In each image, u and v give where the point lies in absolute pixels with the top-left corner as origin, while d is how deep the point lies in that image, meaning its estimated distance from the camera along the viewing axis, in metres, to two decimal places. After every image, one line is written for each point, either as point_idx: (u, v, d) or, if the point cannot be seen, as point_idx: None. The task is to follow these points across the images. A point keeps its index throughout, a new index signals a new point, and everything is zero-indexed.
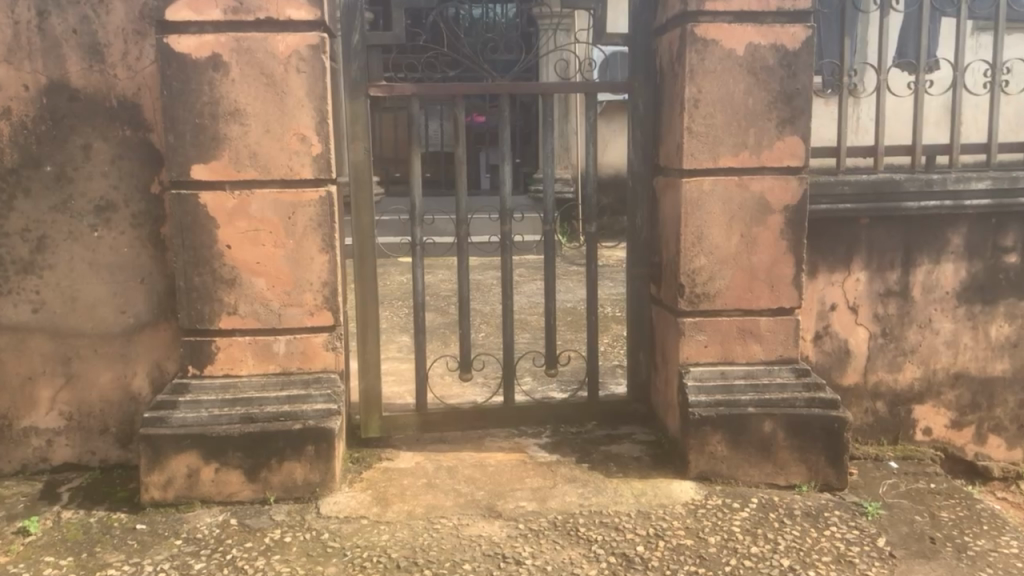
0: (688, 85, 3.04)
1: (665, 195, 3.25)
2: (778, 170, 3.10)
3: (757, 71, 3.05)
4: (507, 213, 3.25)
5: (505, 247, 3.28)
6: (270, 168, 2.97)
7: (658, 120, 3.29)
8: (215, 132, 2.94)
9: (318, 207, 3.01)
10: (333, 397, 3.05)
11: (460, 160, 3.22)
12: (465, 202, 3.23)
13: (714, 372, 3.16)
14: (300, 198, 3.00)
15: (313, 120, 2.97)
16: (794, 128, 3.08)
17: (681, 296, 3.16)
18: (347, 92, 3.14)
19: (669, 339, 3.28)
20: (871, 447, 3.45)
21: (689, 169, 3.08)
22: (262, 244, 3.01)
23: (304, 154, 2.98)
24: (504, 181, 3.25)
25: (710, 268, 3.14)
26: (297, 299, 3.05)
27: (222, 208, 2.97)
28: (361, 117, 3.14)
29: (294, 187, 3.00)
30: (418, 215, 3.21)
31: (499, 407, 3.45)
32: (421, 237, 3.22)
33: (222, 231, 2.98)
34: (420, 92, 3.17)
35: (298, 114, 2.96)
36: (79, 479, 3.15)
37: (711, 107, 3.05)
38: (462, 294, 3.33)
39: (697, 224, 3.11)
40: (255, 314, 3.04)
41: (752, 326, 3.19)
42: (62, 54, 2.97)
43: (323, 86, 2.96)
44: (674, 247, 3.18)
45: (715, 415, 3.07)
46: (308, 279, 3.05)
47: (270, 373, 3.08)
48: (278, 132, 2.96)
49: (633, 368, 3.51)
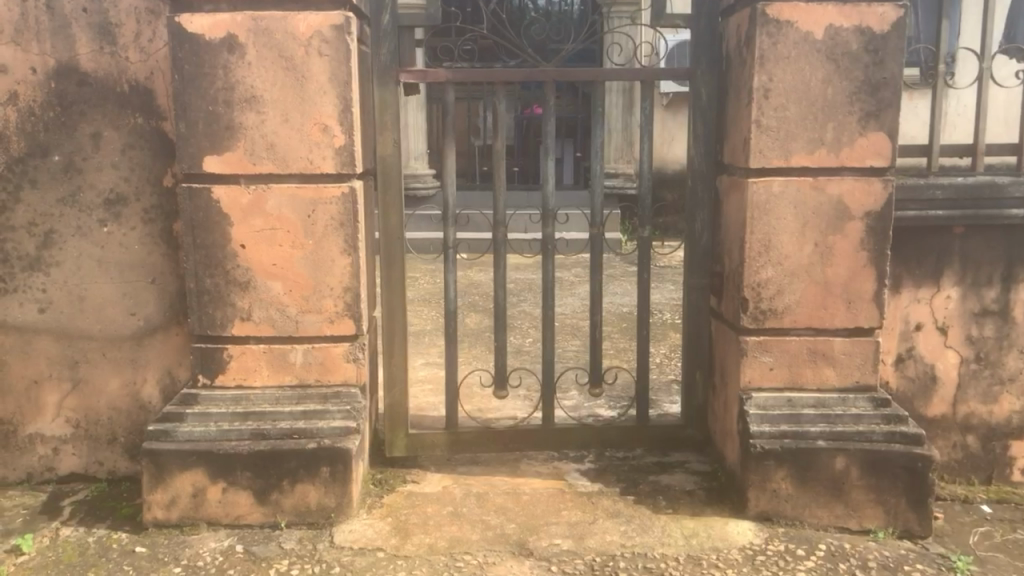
0: (757, 73, 2.67)
1: (729, 197, 2.89)
2: (860, 171, 2.72)
3: (839, 57, 2.66)
4: (550, 214, 2.93)
5: (546, 252, 2.96)
6: (289, 161, 2.70)
7: (724, 113, 2.92)
8: (230, 120, 2.68)
9: (341, 205, 2.74)
10: (352, 414, 2.77)
11: (498, 155, 2.91)
12: (502, 202, 2.91)
13: (779, 399, 2.80)
14: (320, 195, 2.73)
15: (336, 108, 2.69)
16: (881, 123, 2.68)
17: (744, 311, 2.80)
18: (377, 78, 2.85)
19: (730, 360, 2.92)
20: (959, 488, 3.03)
21: (756, 168, 2.72)
22: (279, 244, 2.75)
23: (326, 146, 2.70)
24: (548, 179, 2.92)
25: (778, 281, 2.77)
26: (315, 305, 2.78)
27: (236, 205, 2.72)
28: (390, 106, 2.85)
29: (315, 182, 2.73)
30: (452, 214, 2.91)
31: (539, 427, 3.11)
32: (454, 239, 2.92)
33: (235, 229, 2.73)
34: (456, 78, 2.87)
35: (320, 102, 2.69)
36: (86, 491, 2.94)
37: (784, 98, 2.68)
38: (498, 302, 3.02)
39: (764, 231, 2.75)
40: (270, 320, 2.78)
41: (825, 348, 2.81)
42: (70, 34, 2.74)
43: (347, 71, 2.68)
44: (738, 255, 2.83)
45: (779, 448, 2.71)
46: (328, 284, 2.78)
47: (286, 385, 2.82)
48: (298, 122, 2.69)
49: (688, 390, 3.15)
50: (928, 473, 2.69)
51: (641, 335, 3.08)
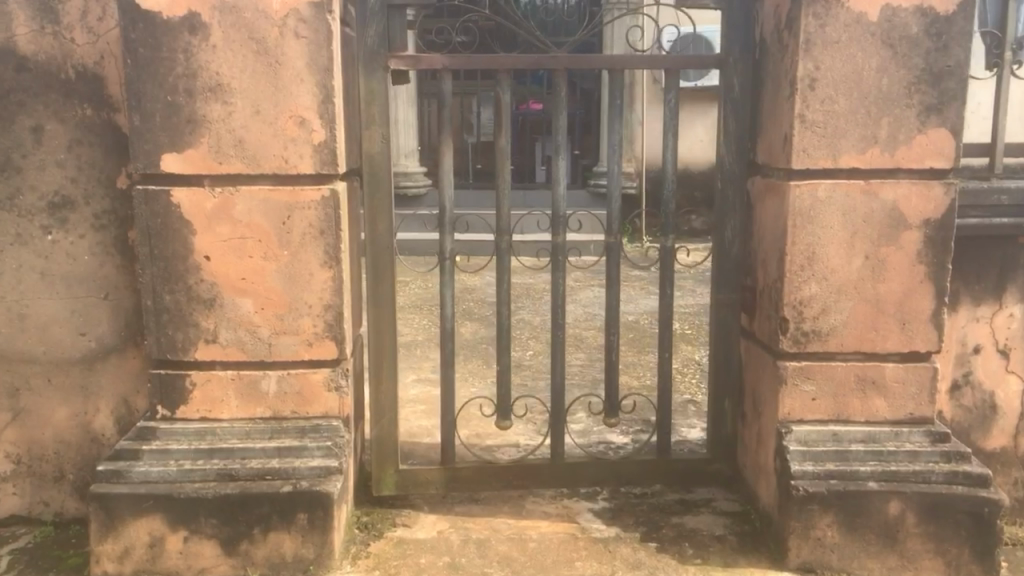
0: (801, 60, 2.32)
1: (764, 202, 2.54)
2: (918, 173, 2.37)
3: (895, 42, 2.30)
4: (560, 220, 2.57)
5: (556, 264, 2.60)
6: (261, 160, 2.34)
7: (760, 107, 2.56)
8: (192, 112, 2.31)
9: (321, 210, 2.37)
10: (333, 451, 2.41)
11: (501, 153, 2.55)
12: (506, 207, 2.55)
13: (823, 434, 2.45)
14: (296, 198, 2.36)
15: (315, 98, 2.33)
16: (943, 118, 2.33)
17: (784, 332, 2.45)
18: (363, 64, 2.48)
19: (765, 387, 2.57)
20: (1021, 530, 2.69)
21: (799, 170, 2.37)
22: (250, 256, 2.38)
23: (303, 143, 2.34)
24: (558, 181, 2.56)
25: (823, 298, 2.42)
26: (292, 325, 2.42)
27: (200, 210, 2.35)
28: (379, 96, 2.48)
29: (291, 183, 2.37)
30: (449, 221, 2.55)
31: (546, 461, 2.76)
32: (451, 249, 2.56)
33: (199, 238, 2.36)
34: (454, 64, 2.50)
35: (298, 92, 2.32)
36: (28, 537, 2.57)
37: (832, 89, 2.33)
38: (502, 320, 2.65)
39: (807, 241, 2.39)
40: (240, 343, 2.42)
41: (875, 376, 2.47)
42: (6, 12, 2.36)
43: (327, 55, 2.32)
44: (776, 269, 2.48)
45: (825, 491, 2.36)
46: (306, 300, 2.41)
47: (257, 417, 2.46)
48: (271, 115, 2.33)
49: (715, 419, 2.79)
50: (996, 520, 2.34)
51: (662, 358, 2.71)
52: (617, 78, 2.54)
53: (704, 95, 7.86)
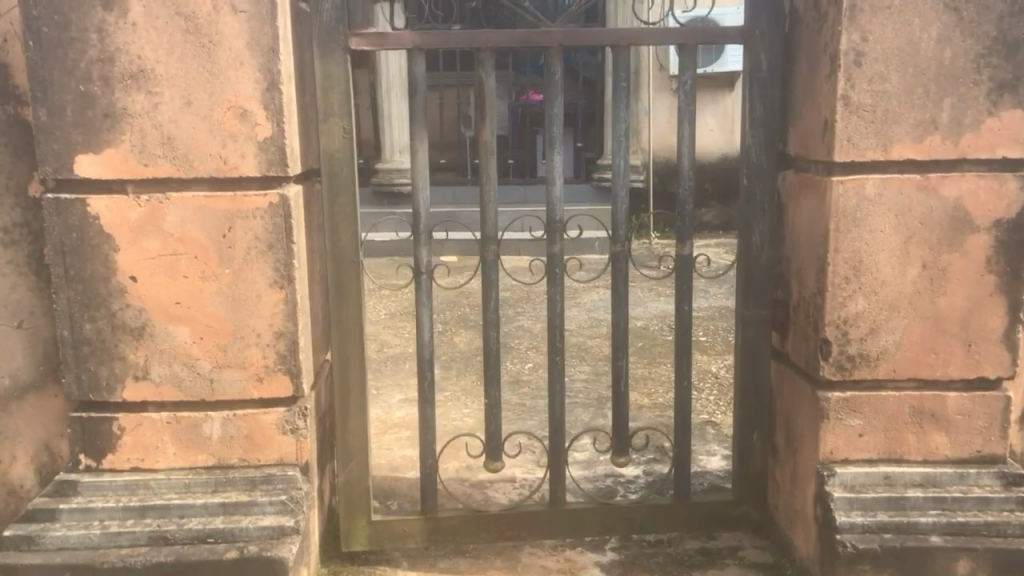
0: (845, 30, 1.90)
1: (799, 201, 2.14)
2: (986, 165, 1.97)
3: (961, 5, 1.89)
4: (555, 225, 2.17)
5: (552, 277, 2.19)
6: (194, 161, 1.94)
7: (793, 87, 2.15)
8: (110, 105, 1.92)
9: (269, 219, 1.98)
10: (288, 507, 2.02)
11: (483, 150, 2.15)
12: (491, 211, 2.16)
13: (874, 477, 2.06)
14: (238, 205, 1.96)
15: (258, 85, 1.93)
16: (1017, 97, 1.93)
17: (825, 358, 2.05)
18: (317, 44, 2.06)
19: (802, 421, 2.17)
20: None
21: (843, 163, 1.96)
22: (185, 276, 1.99)
23: (245, 140, 1.94)
24: (553, 180, 2.16)
25: (871, 317, 2.02)
26: (237, 357, 2.03)
27: (122, 222, 1.96)
28: (337, 82, 2.08)
29: (232, 188, 1.97)
30: (425, 230, 2.15)
31: (545, 507, 2.35)
32: (428, 262, 2.16)
33: (122, 256, 1.97)
34: (426, 43, 2.05)
35: (236, 78, 1.92)
36: None
37: (883, 65, 1.92)
38: (489, 345, 2.25)
39: (853, 248, 1.99)
40: (175, 380, 2.03)
41: (934, 407, 2.07)
42: None
43: (271, 32, 1.91)
44: (815, 281, 2.07)
45: (880, 548, 1.95)
46: (253, 327, 2.02)
47: (199, 467, 2.07)
48: (206, 106, 1.93)
49: (741, 456, 2.38)
50: None
51: (680, 387, 2.30)
52: (622, 56, 2.12)
53: (713, 84, 7.36)
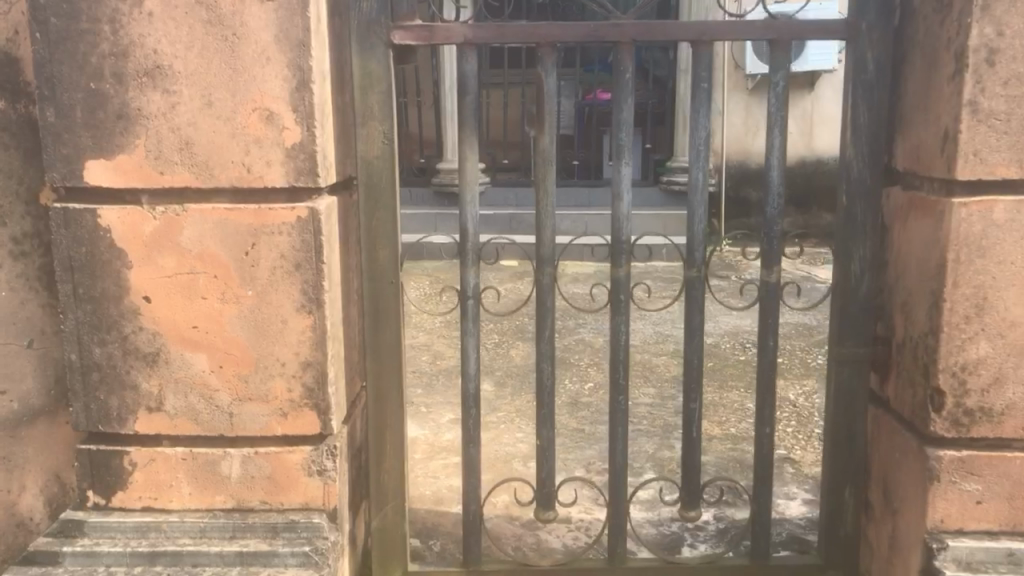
0: (976, 23, 1.59)
1: (908, 224, 1.83)
2: None
3: None
4: (621, 246, 1.90)
5: (616, 306, 1.91)
6: (215, 169, 1.72)
7: (905, 90, 1.83)
8: (123, 105, 1.71)
9: (296, 235, 1.75)
10: (311, 559, 1.79)
11: (541, 157, 1.86)
12: (549, 229, 1.90)
13: (995, 554, 1.74)
14: (262, 219, 1.74)
15: (286, 85, 1.70)
16: None
17: (937, 411, 1.73)
18: (355, 39, 1.82)
19: (906, 480, 1.85)
20: None
21: (969, 182, 1.64)
22: (203, 297, 1.77)
23: (271, 146, 1.71)
24: (619, 195, 1.88)
25: (995, 364, 1.71)
26: (259, 389, 1.81)
27: (136, 237, 1.75)
28: (378, 81, 1.84)
29: (256, 199, 1.75)
30: (472, 249, 1.90)
31: (602, 564, 2.08)
32: (476, 285, 1.91)
33: (135, 274, 1.77)
34: (481, 37, 1.80)
35: (261, 76, 1.69)
36: None
37: (1021, 64, 1.60)
38: (542, 385, 1.97)
39: (975, 282, 1.68)
40: (192, 413, 1.82)
41: None
42: None
43: (302, 24, 1.68)
44: (926, 319, 1.76)
45: None
46: (277, 357, 1.79)
47: (216, 509, 1.86)
48: (228, 107, 1.71)
49: (830, 515, 2.05)
50: None
51: (760, 434, 1.99)
52: (703, 54, 1.83)
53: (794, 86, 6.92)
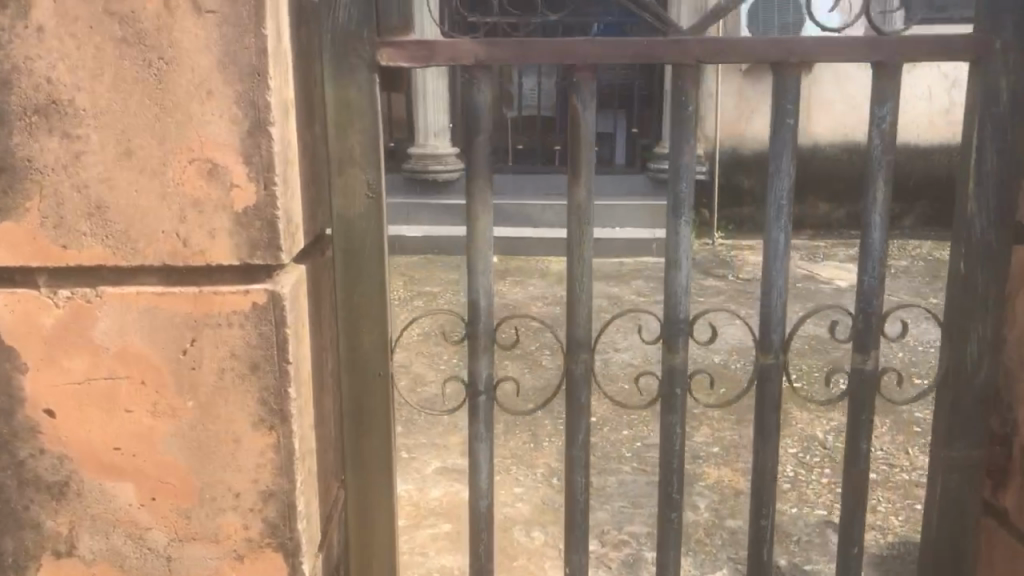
0: None
1: None
2: None
3: None
4: (677, 326, 1.47)
5: (671, 402, 1.49)
6: (138, 242, 1.26)
7: None
8: (6, 154, 1.24)
9: (251, 328, 1.30)
10: None
11: (577, 214, 1.43)
12: (584, 305, 1.47)
13: None
14: (205, 308, 1.28)
15: (234, 128, 1.24)
16: None
17: None
18: (328, 59, 1.36)
19: None
20: None
21: None
22: (126, 410, 1.32)
23: (216, 211, 1.26)
24: (677, 261, 1.46)
25: None
26: (204, 528, 1.36)
27: (32, 331, 1.29)
28: (360, 116, 1.38)
29: (196, 281, 1.29)
30: (485, 331, 1.46)
31: None
32: (490, 377, 1.47)
33: (32, 380, 1.31)
34: (499, 57, 1.35)
35: (199, 114, 1.23)
36: None
37: None
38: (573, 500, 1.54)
39: None
40: (115, 558, 1.37)
41: None
42: None
43: (254, 46, 1.22)
44: None
45: None
46: (228, 486, 1.35)
47: None
48: (154, 159, 1.24)
49: None
50: None
51: (845, 553, 1.61)
52: (789, 80, 1.40)
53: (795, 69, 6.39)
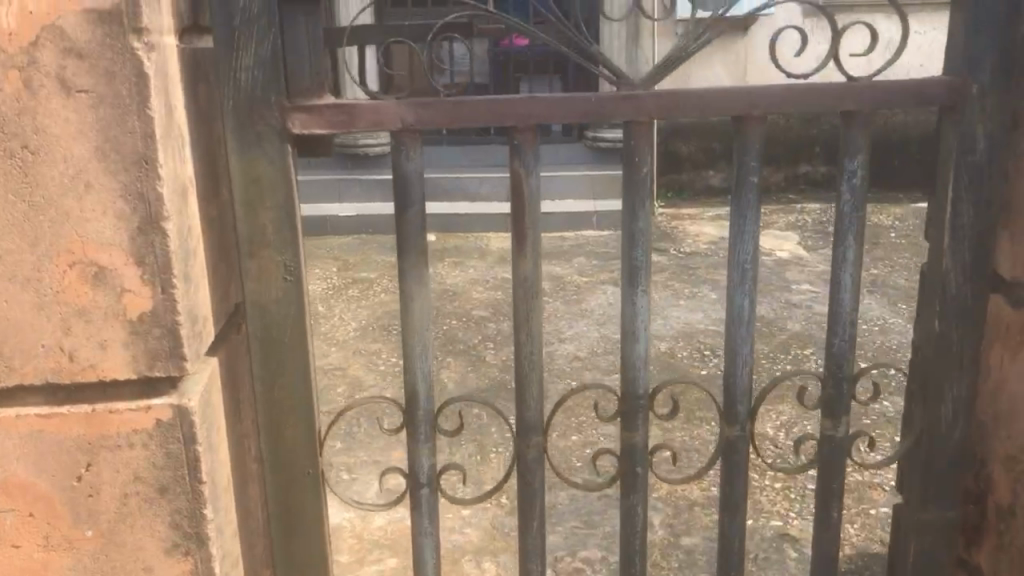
0: None
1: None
2: None
3: None
4: (636, 402, 1.35)
5: (631, 481, 1.37)
6: (13, 360, 1.08)
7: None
8: None
9: (156, 448, 1.13)
10: None
11: (522, 288, 1.28)
12: (534, 385, 1.33)
13: None
14: (98, 430, 1.11)
15: (121, 226, 1.06)
16: None
17: None
18: (232, 128, 1.18)
19: None
20: None
21: None
22: (14, 544, 1.15)
23: (107, 321, 1.08)
24: (634, 333, 1.32)
25: None
26: None
27: None
28: (272, 191, 1.20)
29: (87, 398, 1.11)
30: (426, 419, 1.31)
31: None
32: (432, 468, 1.33)
33: None
34: (430, 120, 1.20)
35: (77, 211, 1.05)
36: None
37: None
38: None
39: None
40: None
41: None
42: None
43: (138, 130, 1.03)
44: None
45: None
46: None
47: None
48: (26, 264, 1.06)
49: None
50: None
51: None
52: (751, 133, 1.27)
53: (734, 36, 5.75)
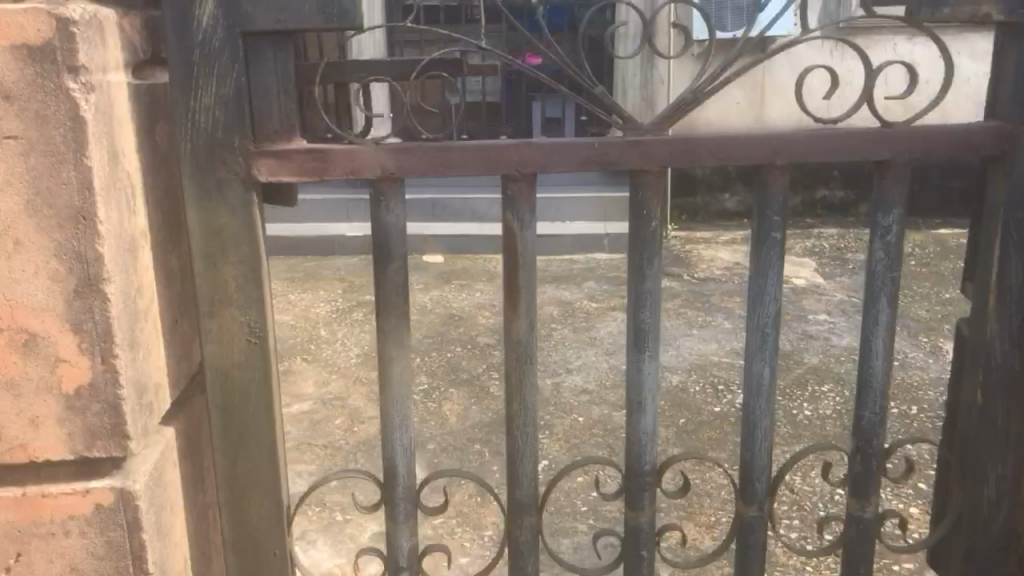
0: None
1: None
2: None
3: None
4: (641, 479, 1.21)
5: (634, 566, 1.23)
6: None
7: None
8: None
9: (94, 536, 1.00)
10: None
11: (516, 354, 1.15)
12: (527, 460, 1.19)
13: None
14: (29, 516, 0.98)
15: (55, 288, 0.93)
16: None
17: None
18: (189, 175, 1.05)
19: None
20: None
21: None
22: None
23: (39, 395, 0.95)
24: (640, 403, 1.18)
25: None
26: None
27: None
28: (235, 245, 1.07)
29: (17, 479, 0.99)
30: (406, 497, 1.18)
31: None
32: (413, 550, 1.19)
33: None
34: (415, 166, 1.07)
35: (6, 271, 0.92)
36: None
37: None
38: None
39: None
40: None
41: None
42: None
43: (73, 181, 0.90)
44: None
45: None
46: None
47: None
48: None
49: None
50: None
51: None
52: (773, 182, 1.13)
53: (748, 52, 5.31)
